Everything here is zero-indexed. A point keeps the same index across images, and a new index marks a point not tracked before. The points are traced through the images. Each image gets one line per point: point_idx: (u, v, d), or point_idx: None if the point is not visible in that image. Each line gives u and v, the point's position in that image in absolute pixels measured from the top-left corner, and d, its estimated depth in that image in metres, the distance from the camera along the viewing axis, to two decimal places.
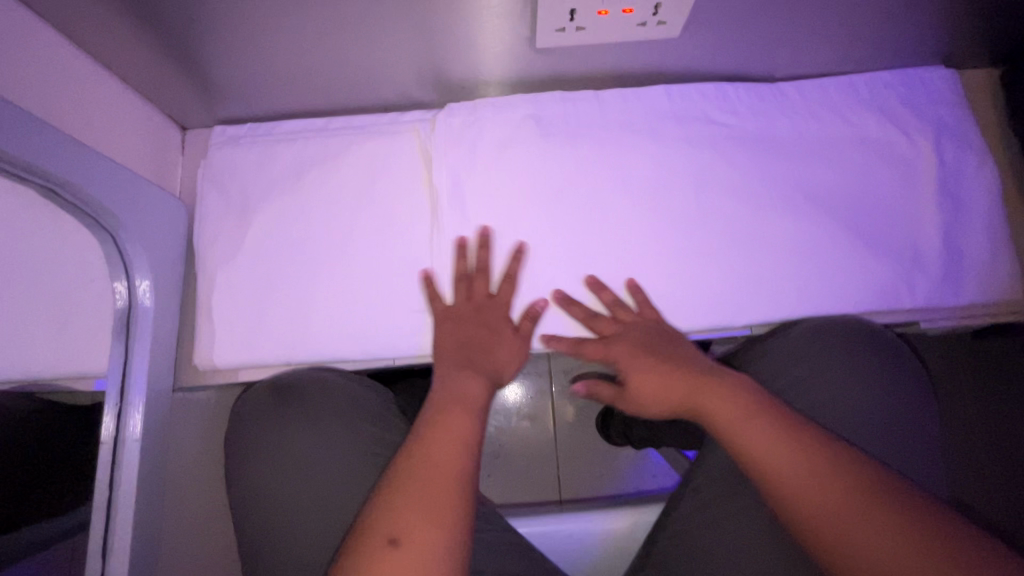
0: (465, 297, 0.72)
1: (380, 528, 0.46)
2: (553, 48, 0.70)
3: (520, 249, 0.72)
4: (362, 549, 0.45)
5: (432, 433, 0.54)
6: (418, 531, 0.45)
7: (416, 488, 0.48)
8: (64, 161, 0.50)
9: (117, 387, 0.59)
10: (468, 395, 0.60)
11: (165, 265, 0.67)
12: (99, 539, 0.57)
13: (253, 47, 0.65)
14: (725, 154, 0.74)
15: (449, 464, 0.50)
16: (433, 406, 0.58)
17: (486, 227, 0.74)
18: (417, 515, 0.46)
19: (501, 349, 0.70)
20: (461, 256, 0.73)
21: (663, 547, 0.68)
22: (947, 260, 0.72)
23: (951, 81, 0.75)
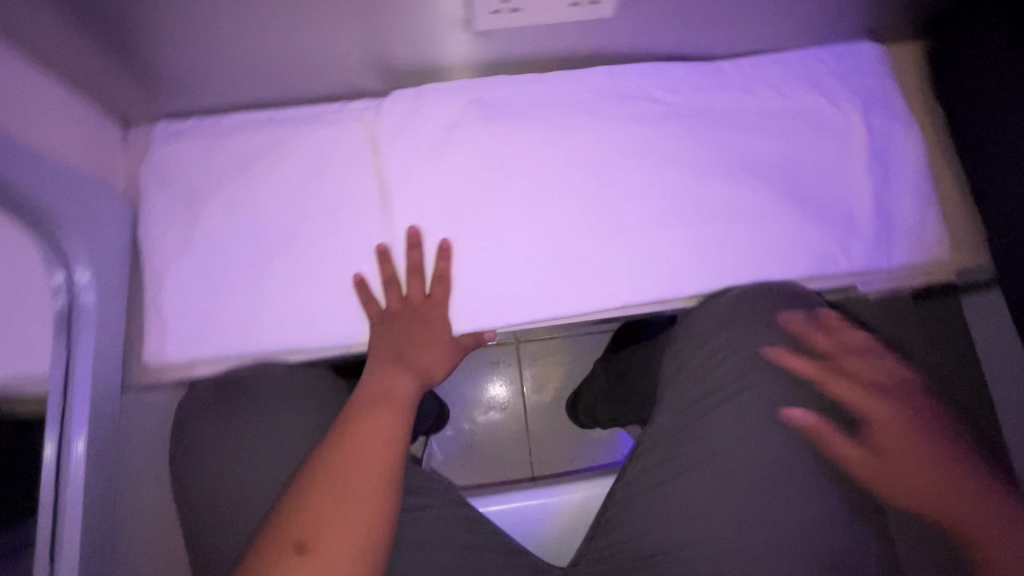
0: (398, 300, 0.71)
1: (289, 532, 0.49)
2: (493, 30, 0.68)
3: (443, 248, 0.70)
4: (270, 553, 0.48)
5: (350, 435, 0.55)
6: (325, 539, 0.49)
7: (327, 496, 0.51)
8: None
9: (62, 384, 0.61)
10: (392, 393, 0.61)
11: (106, 263, 0.67)
12: (46, 539, 0.57)
13: (187, 39, 0.64)
14: (668, 133, 0.75)
15: (365, 471, 0.53)
16: (356, 404, 0.59)
17: (415, 227, 0.71)
18: (325, 524, 0.50)
19: (427, 349, 0.68)
20: (387, 261, 0.71)
21: (603, 550, 0.58)
22: (879, 224, 0.74)
23: (877, 55, 0.79)
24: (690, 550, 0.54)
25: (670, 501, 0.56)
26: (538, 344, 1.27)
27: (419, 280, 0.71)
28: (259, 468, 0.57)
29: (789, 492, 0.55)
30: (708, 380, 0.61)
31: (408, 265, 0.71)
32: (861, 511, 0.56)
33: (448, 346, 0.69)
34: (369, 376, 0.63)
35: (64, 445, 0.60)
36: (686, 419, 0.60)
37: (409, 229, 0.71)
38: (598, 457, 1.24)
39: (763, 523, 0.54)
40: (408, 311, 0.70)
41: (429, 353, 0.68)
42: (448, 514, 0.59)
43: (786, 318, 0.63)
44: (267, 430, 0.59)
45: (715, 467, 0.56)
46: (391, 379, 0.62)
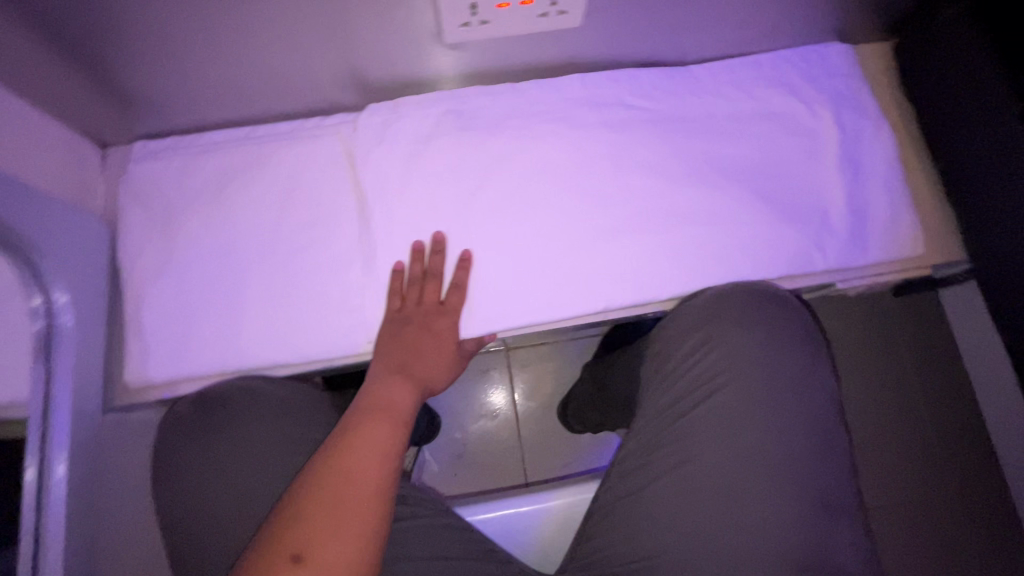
0: (416, 300, 0.71)
1: (286, 543, 0.50)
2: (464, 42, 0.69)
3: (465, 258, 0.71)
4: (267, 563, 0.48)
5: (343, 447, 0.56)
6: (321, 550, 0.50)
7: (324, 507, 0.52)
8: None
9: (41, 408, 0.60)
10: (389, 405, 0.61)
11: (84, 285, 0.67)
12: (27, 566, 0.57)
13: (160, 60, 0.65)
14: (641, 137, 0.76)
15: (359, 482, 0.54)
16: (355, 415, 0.60)
17: (440, 232, 0.72)
18: (318, 535, 0.50)
19: (433, 359, 0.69)
20: (417, 258, 0.71)
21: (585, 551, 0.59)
22: (853, 221, 0.74)
23: (845, 54, 0.80)
24: (667, 555, 0.54)
25: (648, 508, 0.56)
26: (526, 350, 1.28)
27: (437, 286, 0.70)
28: (242, 487, 0.57)
29: (767, 495, 0.54)
30: (687, 382, 0.60)
31: (430, 268, 0.70)
32: (843, 509, 0.55)
33: (449, 355, 0.70)
34: (370, 385, 0.64)
35: (45, 469, 0.59)
36: (666, 422, 0.60)
37: (435, 234, 0.71)
38: (589, 461, 1.24)
39: (740, 527, 0.53)
40: (420, 314, 0.70)
41: (431, 362, 0.68)
42: (434, 523, 0.59)
43: (772, 314, 0.62)
44: (251, 447, 0.59)
45: (692, 471, 0.55)
46: (390, 390, 0.63)
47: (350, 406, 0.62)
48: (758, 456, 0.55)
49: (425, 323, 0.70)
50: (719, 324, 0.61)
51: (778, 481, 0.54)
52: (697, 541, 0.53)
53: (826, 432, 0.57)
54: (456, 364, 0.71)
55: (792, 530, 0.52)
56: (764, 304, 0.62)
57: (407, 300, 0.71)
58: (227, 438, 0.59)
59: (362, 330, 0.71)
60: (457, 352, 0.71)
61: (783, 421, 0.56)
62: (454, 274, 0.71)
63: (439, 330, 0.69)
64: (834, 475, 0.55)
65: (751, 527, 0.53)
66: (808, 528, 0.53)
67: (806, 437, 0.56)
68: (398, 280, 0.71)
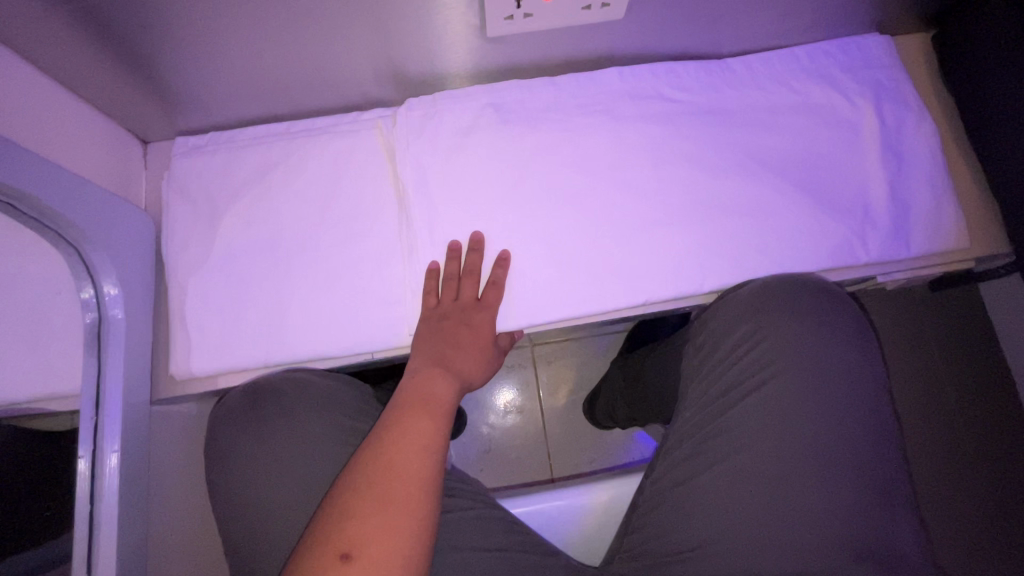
0: (452, 298, 0.71)
1: (334, 541, 0.49)
2: (505, 36, 0.69)
3: (504, 257, 0.71)
4: (316, 561, 0.48)
5: (391, 442, 0.56)
6: (371, 546, 0.49)
7: (371, 503, 0.51)
8: (14, 175, 0.52)
9: (94, 398, 0.61)
10: (432, 399, 0.62)
11: (132, 277, 0.68)
12: (84, 552, 0.58)
13: (207, 56, 0.66)
14: (680, 130, 0.76)
15: (409, 474, 0.54)
16: (398, 410, 0.60)
17: (478, 232, 0.72)
18: (369, 531, 0.50)
19: (469, 354, 0.69)
20: (453, 257, 0.71)
21: (634, 545, 0.59)
22: (896, 213, 0.74)
23: (885, 46, 0.79)
24: (720, 544, 0.54)
25: (698, 497, 0.57)
26: (552, 346, 1.28)
27: (474, 283, 0.71)
28: (296, 477, 0.58)
29: (820, 483, 0.54)
30: (732, 373, 0.61)
31: (467, 265, 0.71)
32: (899, 501, 0.54)
33: (486, 351, 0.70)
34: (410, 381, 0.64)
35: (98, 458, 0.60)
36: (712, 413, 0.60)
37: (474, 234, 0.71)
38: (616, 458, 1.23)
39: (793, 521, 0.53)
40: (457, 311, 0.70)
41: (469, 357, 0.69)
42: (485, 515, 0.59)
43: (817, 307, 0.61)
44: (302, 436, 0.60)
45: (741, 463, 0.56)
46: (432, 384, 0.63)
47: (391, 402, 0.62)
48: (810, 445, 0.55)
49: (462, 319, 0.70)
50: (764, 315, 0.61)
51: (831, 470, 0.54)
52: (750, 529, 0.54)
53: (879, 421, 0.56)
54: (492, 360, 0.72)
55: (847, 517, 0.53)
56: (808, 297, 0.62)
57: (444, 297, 0.71)
58: (277, 427, 0.60)
59: (402, 322, 0.72)
60: (493, 348, 0.71)
61: (834, 416, 0.56)
62: (492, 271, 0.71)
63: (476, 325, 0.70)
64: (889, 464, 0.55)
65: (804, 515, 0.53)
66: (863, 517, 0.53)
67: (858, 427, 0.56)
68: (433, 279, 0.71)
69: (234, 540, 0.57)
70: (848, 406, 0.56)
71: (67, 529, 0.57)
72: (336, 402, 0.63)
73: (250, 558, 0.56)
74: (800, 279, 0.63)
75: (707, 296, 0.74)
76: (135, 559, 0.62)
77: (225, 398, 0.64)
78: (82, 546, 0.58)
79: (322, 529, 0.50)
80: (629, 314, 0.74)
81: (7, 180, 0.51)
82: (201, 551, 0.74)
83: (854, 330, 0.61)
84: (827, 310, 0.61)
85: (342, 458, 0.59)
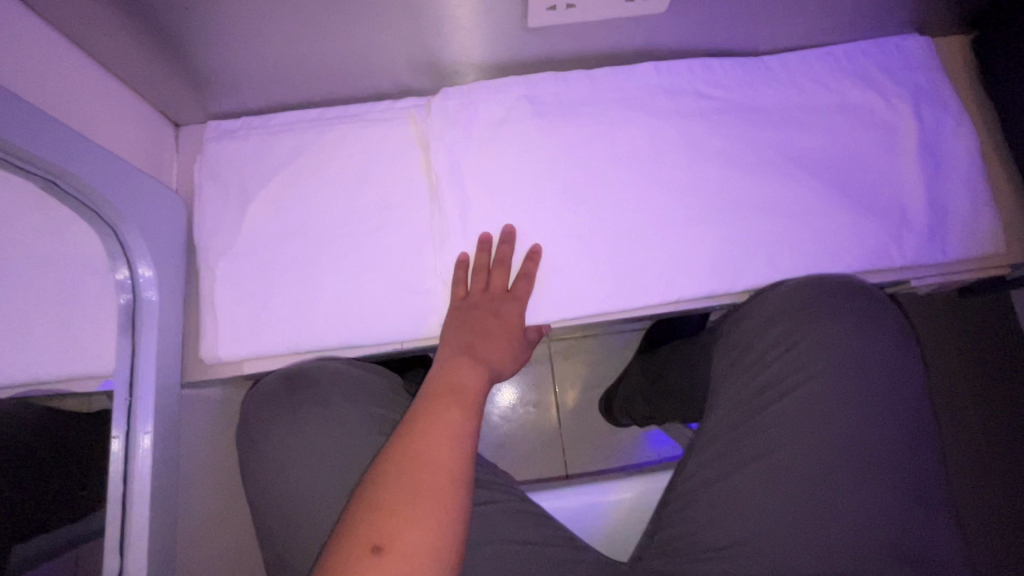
0: (482, 288, 0.71)
1: (365, 534, 0.48)
2: (545, 27, 0.69)
3: (535, 250, 0.70)
4: (347, 552, 0.47)
5: (423, 432, 0.56)
6: (404, 537, 0.48)
7: (403, 494, 0.51)
8: (54, 151, 0.52)
9: (127, 380, 0.61)
10: (461, 389, 0.61)
11: (165, 260, 0.68)
12: (116, 533, 0.58)
13: (245, 40, 0.65)
14: (716, 127, 0.75)
15: (441, 466, 0.53)
16: (427, 400, 0.60)
17: (510, 224, 0.71)
18: (399, 524, 0.49)
19: (498, 346, 0.69)
20: (483, 248, 0.71)
21: (662, 543, 0.59)
22: (932, 217, 0.73)
23: (925, 47, 0.78)
24: (755, 544, 0.54)
25: (733, 496, 0.56)
26: (569, 342, 1.27)
27: (504, 275, 0.70)
28: (331, 464, 0.58)
29: (859, 486, 0.53)
30: (768, 373, 0.60)
31: (498, 256, 0.70)
32: (938, 508, 0.54)
33: (513, 341, 0.70)
34: (438, 370, 0.64)
35: (131, 440, 0.60)
36: (746, 412, 0.59)
37: (504, 226, 0.71)
38: (630, 456, 1.23)
39: (830, 524, 0.53)
40: (486, 302, 0.70)
41: (496, 347, 0.68)
42: (516, 508, 0.59)
43: (855, 309, 0.60)
44: (335, 424, 0.60)
45: (776, 463, 0.55)
46: (460, 374, 0.63)
47: (419, 391, 0.61)
48: (848, 447, 0.55)
49: (490, 310, 0.70)
50: (802, 316, 0.61)
51: (871, 473, 0.54)
52: (786, 530, 0.53)
53: (919, 426, 0.56)
54: (519, 352, 0.72)
55: (887, 522, 0.52)
56: (846, 300, 0.61)
57: (473, 288, 0.71)
58: (312, 415, 0.60)
59: (431, 313, 0.72)
60: (520, 339, 0.71)
61: (872, 420, 0.55)
62: (523, 263, 0.71)
63: (505, 316, 0.69)
64: (928, 470, 0.55)
65: (843, 518, 0.53)
66: (903, 521, 0.52)
67: (898, 430, 0.55)
68: (462, 270, 0.70)
69: (271, 526, 0.57)
70: (887, 410, 0.56)
71: (100, 507, 0.58)
72: (365, 389, 0.63)
73: (288, 543, 0.56)
74: (839, 281, 0.62)
75: (738, 295, 0.74)
76: (165, 543, 0.62)
77: (259, 383, 0.64)
78: (115, 526, 0.58)
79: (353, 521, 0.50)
80: (658, 312, 0.74)
81: (47, 155, 0.51)
82: (225, 536, 0.74)
83: (892, 334, 0.60)
84: (865, 313, 0.60)
85: (374, 446, 0.59)
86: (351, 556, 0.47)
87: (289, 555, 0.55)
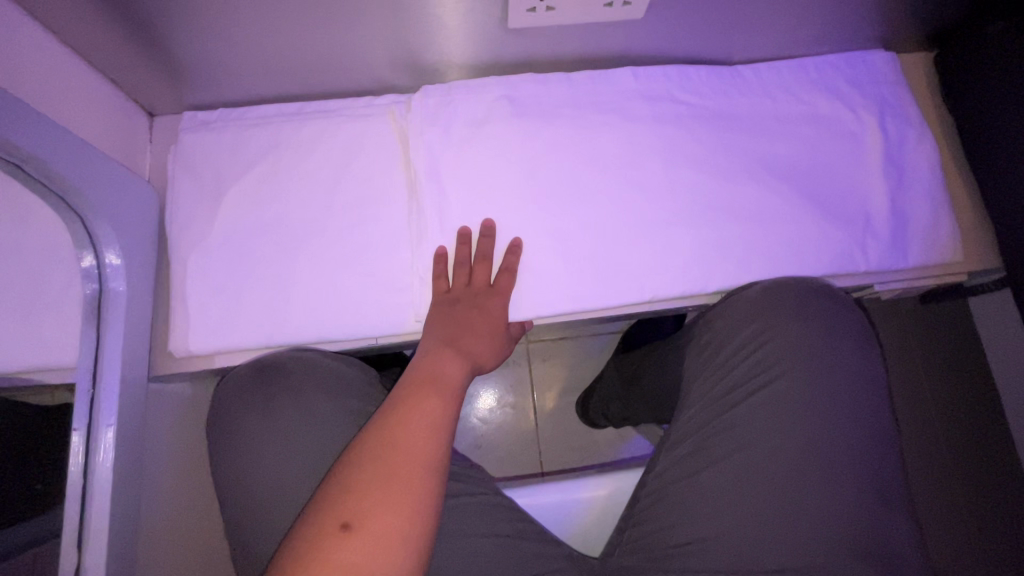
0: (464, 282, 0.71)
1: (334, 512, 0.49)
2: (525, 29, 0.70)
3: (516, 245, 0.71)
4: (315, 529, 0.48)
5: (399, 417, 0.56)
6: (373, 522, 0.48)
7: (375, 478, 0.51)
8: (19, 133, 0.50)
9: (91, 372, 0.60)
10: (442, 378, 0.61)
11: (135, 250, 0.67)
12: (74, 529, 0.56)
13: (223, 31, 0.65)
14: (691, 132, 0.77)
15: (415, 451, 0.53)
16: (407, 388, 0.60)
17: (489, 219, 0.72)
18: (369, 505, 0.49)
19: (480, 339, 0.69)
20: (464, 243, 0.71)
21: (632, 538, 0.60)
22: (895, 224, 0.76)
23: (890, 62, 0.82)
24: (724, 539, 0.55)
25: (704, 492, 0.57)
26: (547, 343, 1.28)
27: (486, 269, 0.71)
28: (302, 456, 0.57)
29: (826, 481, 0.55)
30: (739, 373, 0.61)
31: (479, 250, 0.71)
32: (897, 502, 0.56)
33: (496, 334, 0.70)
34: (419, 360, 0.64)
35: (93, 434, 0.59)
36: (717, 410, 0.61)
37: (485, 221, 0.71)
38: (606, 457, 1.24)
39: (792, 518, 0.54)
40: (469, 295, 0.70)
41: (478, 339, 0.69)
42: (489, 502, 0.59)
43: (821, 308, 0.63)
44: (308, 416, 0.59)
45: (742, 459, 0.57)
46: (440, 364, 0.63)
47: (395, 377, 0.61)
48: (815, 444, 0.56)
49: (472, 303, 0.70)
50: (774, 316, 0.62)
51: (837, 468, 0.55)
52: (752, 525, 0.54)
53: (882, 422, 0.58)
54: (502, 345, 0.72)
55: (851, 516, 0.54)
56: (812, 300, 0.63)
57: (455, 283, 0.71)
58: (284, 406, 0.59)
59: (408, 310, 0.72)
60: (504, 333, 0.71)
61: (834, 416, 0.57)
62: (504, 258, 0.71)
63: (489, 310, 0.70)
64: (888, 466, 0.56)
65: (809, 513, 0.54)
66: (865, 515, 0.54)
67: (862, 427, 0.57)
68: (442, 264, 0.71)
69: (240, 520, 0.56)
70: (848, 406, 0.58)
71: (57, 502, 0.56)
72: (340, 381, 0.62)
73: (255, 538, 0.55)
74: (809, 283, 0.64)
75: (710, 296, 0.75)
76: (126, 540, 0.60)
77: (232, 374, 0.63)
78: (73, 523, 0.56)
79: (324, 501, 0.50)
80: (633, 311, 0.75)
81: (12, 138, 0.50)
82: (191, 533, 0.72)
83: (855, 334, 0.62)
84: (830, 313, 0.62)
85: (345, 440, 0.58)
86: (319, 534, 0.48)
87: (255, 547, 0.55)
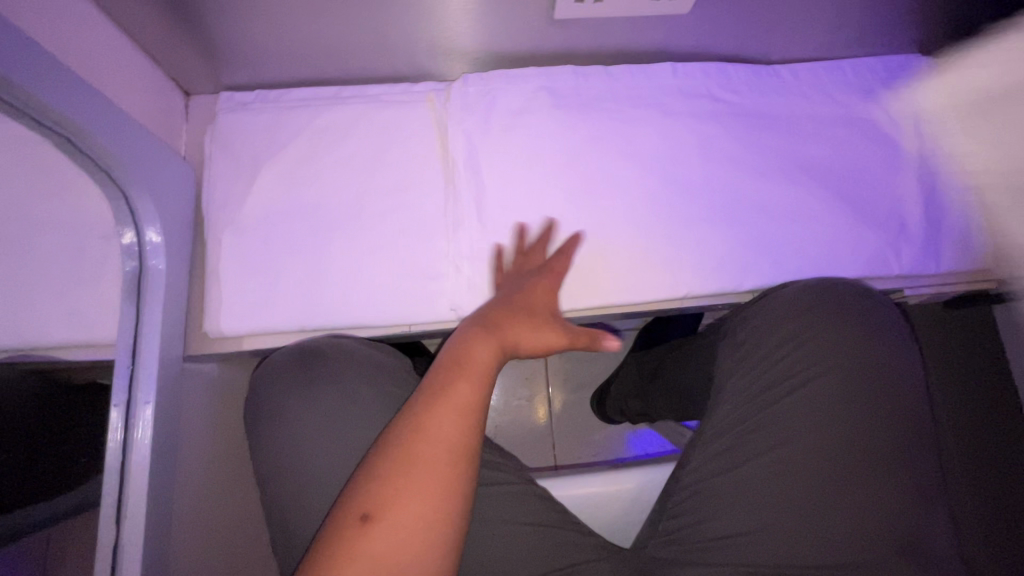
0: (518, 269, 0.70)
1: (355, 502, 0.47)
2: (571, 20, 0.69)
3: (575, 236, 0.71)
4: (337, 521, 0.46)
5: (425, 401, 0.52)
6: (396, 516, 0.46)
7: (402, 470, 0.48)
8: (67, 102, 0.49)
9: (130, 349, 0.60)
10: (472, 362, 0.55)
11: (173, 229, 0.66)
12: (113, 504, 0.56)
13: (270, 12, 0.64)
14: (729, 130, 0.77)
15: (438, 438, 0.49)
16: (436, 373, 0.54)
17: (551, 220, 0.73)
18: (389, 495, 0.46)
19: (523, 320, 0.62)
20: (520, 237, 0.72)
21: (665, 533, 0.60)
22: (928, 229, 0.76)
23: (927, 67, 0.82)
24: (762, 533, 0.55)
25: (740, 487, 0.58)
26: None
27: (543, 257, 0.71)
28: (343, 440, 0.57)
29: (863, 478, 0.55)
30: (777, 370, 0.62)
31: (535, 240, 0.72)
32: (936, 503, 0.56)
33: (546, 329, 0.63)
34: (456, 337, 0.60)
35: (132, 410, 0.59)
36: (754, 407, 0.61)
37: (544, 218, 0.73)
38: (619, 452, 1.24)
39: (829, 516, 0.54)
40: (521, 279, 0.68)
41: (529, 330, 0.62)
42: (527, 492, 0.59)
43: (858, 309, 0.63)
44: (348, 400, 0.59)
45: (780, 457, 0.57)
46: (471, 345, 0.56)
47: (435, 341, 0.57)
48: (852, 442, 0.57)
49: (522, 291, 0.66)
50: (811, 315, 0.63)
51: (874, 466, 0.56)
52: (790, 522, 0.55)
53: (919, 421, 0.58)
54: (554, 335, 0.62)
55: (884, 513, 0.54)
56: (849, 301, 0.64)
57: (510, 272, 0.70)
58: (325, 390, 0.59)
59: (443, 298, 0.72)
60: (555, 319, 0.64)
61: (873, 415, 0.58)
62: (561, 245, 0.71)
63: (536, 288, 0.66)
64: (927, 466, 0.57)
65: (844, 509, 0.55)
66: (900, 513, 0.54)
67: (899, 426, 0.57)
68: (499, 257, 0.72)
69: (282, 501, 0.56)
70: (887, 406, 0.58)
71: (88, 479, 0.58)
72: (376, 367, 0.62)
73: (297, 519, 0.55)
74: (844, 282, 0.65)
75: (743, 294, 0.76)
76: (162, 516, 0.60)
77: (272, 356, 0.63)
78: (110, 498, 0.56)
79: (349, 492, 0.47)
80: (666, 307, 0.75)
81: (62, 107, 0.49)
82: (220, 513, 0.72)
83: (895, 335, 0.63)
84: (868, 313, 0.63)
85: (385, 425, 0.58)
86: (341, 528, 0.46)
87: (297, 529, 0.55)
